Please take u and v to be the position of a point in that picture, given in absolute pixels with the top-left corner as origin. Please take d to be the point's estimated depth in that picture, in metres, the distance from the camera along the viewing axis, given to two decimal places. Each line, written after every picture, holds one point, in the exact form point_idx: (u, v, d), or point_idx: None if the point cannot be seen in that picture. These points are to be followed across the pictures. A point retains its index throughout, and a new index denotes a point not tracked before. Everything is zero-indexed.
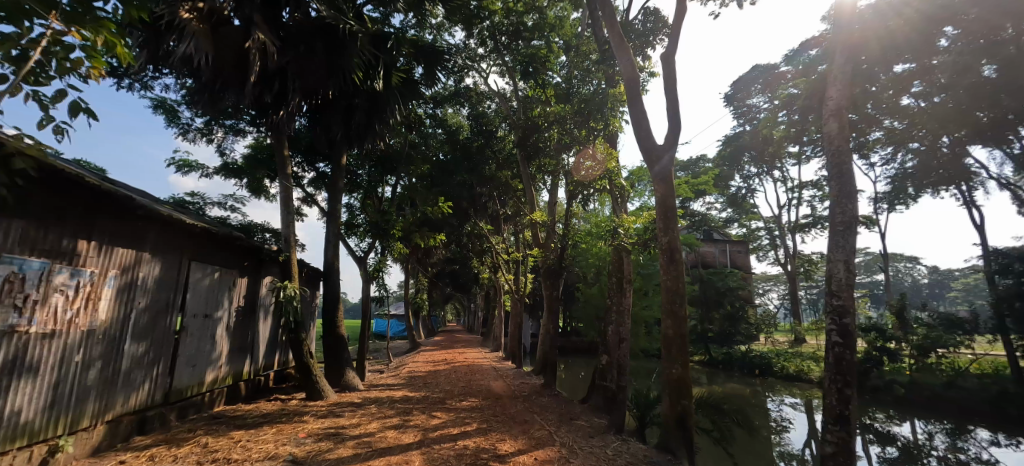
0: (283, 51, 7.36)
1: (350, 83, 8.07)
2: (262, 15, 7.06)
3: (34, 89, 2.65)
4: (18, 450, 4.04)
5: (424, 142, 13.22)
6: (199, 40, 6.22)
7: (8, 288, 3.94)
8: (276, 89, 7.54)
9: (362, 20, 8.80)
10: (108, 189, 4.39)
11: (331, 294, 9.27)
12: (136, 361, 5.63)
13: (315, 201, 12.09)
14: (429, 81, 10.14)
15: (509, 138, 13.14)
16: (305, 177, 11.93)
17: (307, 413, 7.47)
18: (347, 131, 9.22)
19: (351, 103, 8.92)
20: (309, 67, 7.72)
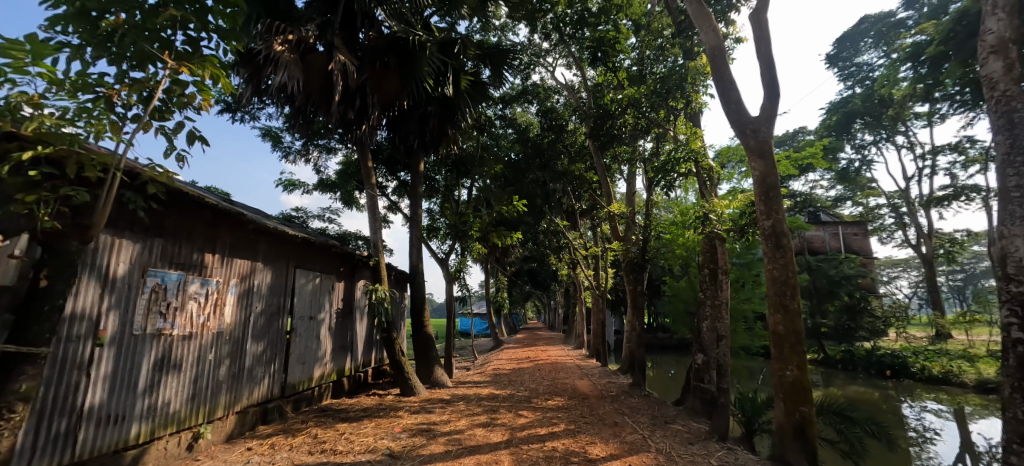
0: (361, 69, 7.73)
1: (423, 91, 8.22)
2: (340, 37, 7.50)
3: (160, 124, 3.05)
4: (167, 436, 4.61)
5: (496, 143, 13.53)
6: (291, 69, 6.67)
7: (153, 297, 4.50)
8: (357, 105, 7.86)
9: (429, 30, 8.95)
10: (224, 207, 4.83)
11: (418, 295, 9.60)
12: (257, 359, 6.21)
13: (399, 207, 12.68)
14: (497, 82, 10.08)
15: (582, 130, 12.71)
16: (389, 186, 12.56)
17: (401, 409, 7.77)
18: (422, 138, 9.49)
19: (425, 111, 9.06)
20: (385, 82, 8.04)
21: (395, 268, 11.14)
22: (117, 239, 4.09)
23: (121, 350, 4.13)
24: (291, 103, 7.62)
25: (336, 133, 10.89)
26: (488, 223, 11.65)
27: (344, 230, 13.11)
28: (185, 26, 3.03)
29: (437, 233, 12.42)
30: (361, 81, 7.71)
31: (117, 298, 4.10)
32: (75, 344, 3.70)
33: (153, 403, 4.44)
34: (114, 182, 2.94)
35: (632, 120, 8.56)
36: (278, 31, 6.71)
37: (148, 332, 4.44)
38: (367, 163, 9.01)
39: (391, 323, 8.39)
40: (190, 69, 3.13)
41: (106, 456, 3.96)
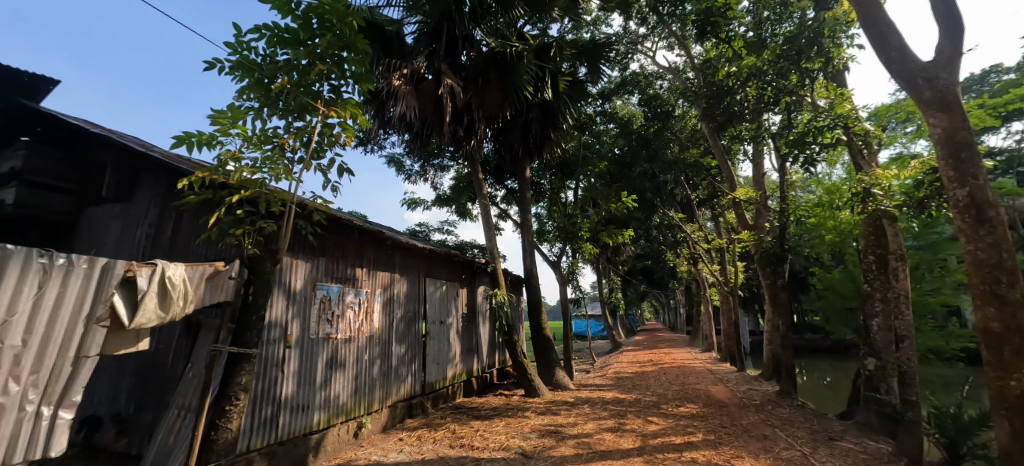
0: (466, 88, 8.21)
1: (523, 100, 8.48)
2: (446, 62, 8.09)
3: (318, 162, 3.72)
4: (339, 424, 5.44)
5: (597, 141, 13.03)
6: (407, 99, 7.32)
7: (322, 307, 5.35)
8: (465, 122, 8.34)
9: (525, 39, 9.21)
10: (368, 227, 5.54)
11: (535, 298, 9.82)
12: (401, 359, 6.96)
13: (509, 215, 13.16)
14: (594, 77, 9.92)
15: (692, 113, 11.79)
16: (498, 195, 13.11)
17: (528, 409, 8.04)
18: (526, 146, 9.74)
19: (527, 118, 9.31)
20: (487, 97, 8.46)
21: (510, 272, 11.56)
22: (294, 259, 4.97)
23: (303, 351, 5.00)
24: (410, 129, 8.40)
25: (448, 151, 11.78)
26: (597, 223, 11.40)
27: (461, 241, 14.07)
28: (329, 79, 3.73)
29: (547, 236, 12.57)
30: (467, 100, 8.21)
31: (297, 308, 4.97)
32: (273, 346, 4.58)
33: (327, 395, 5.28)
34: (291, 212, 3.74)
35: (753, 92, 7.64)
36: (395, 68, 7.54)
37: (321, 336, 5.30)
38: (478, 176, 9.54)
39: (512, 326, 8.73)
40: (334, 112, 3.77)
41: (299, 437, 4.82)
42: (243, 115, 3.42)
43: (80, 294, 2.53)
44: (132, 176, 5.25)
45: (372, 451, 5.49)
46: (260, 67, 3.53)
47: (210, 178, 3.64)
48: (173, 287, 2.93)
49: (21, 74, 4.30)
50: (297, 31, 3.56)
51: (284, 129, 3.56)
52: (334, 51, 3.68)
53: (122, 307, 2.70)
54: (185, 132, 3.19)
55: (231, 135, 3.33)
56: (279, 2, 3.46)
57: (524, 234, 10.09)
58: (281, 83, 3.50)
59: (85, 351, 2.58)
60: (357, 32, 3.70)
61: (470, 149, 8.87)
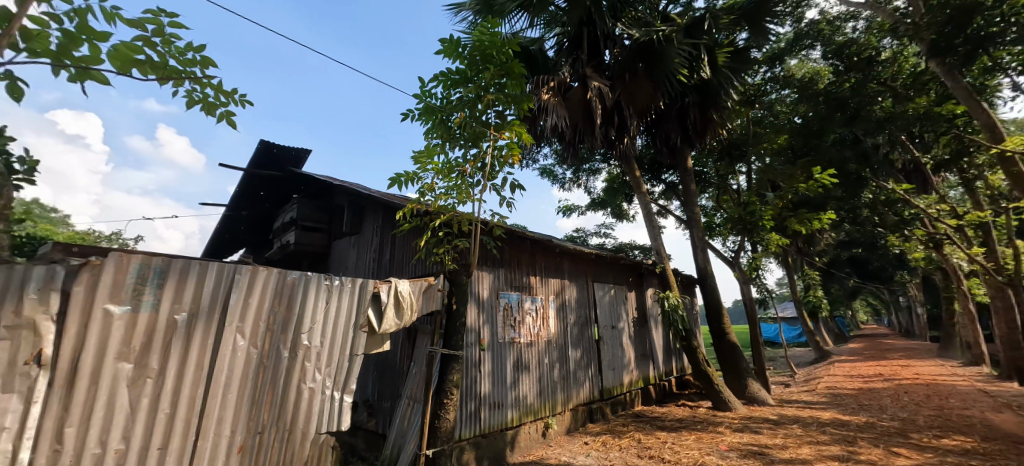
0: (613, 87, 7.88)
1: (677, 85, 7.93)
2: (589, 66, 7.79)
3: (492, 183, 4.15)
4: (529, 423, 5.81)
5: (771, 112, 10.48)
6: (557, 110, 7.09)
7: (506, 314, 5.76)
8: (616, 122, 7.99)
9: (670, 19, 8.55)
10: (538, 236, 5.75)
11: (714, 300, 8.80)
12: (579, 364, 7.02)
13: (670, 211, 12.20)
14: (759, 40, 8.67)
15: (909, 53, 9.18)
16: (657, 189, 11.99)
17: (720, 423, 7.09)
18: (685, 134, 8.88)
19: (683, 104, 8.58)
20: (636, 90, 7.93)
21: (681, 272, 10.59)
22: (480, 270, 5.49)
23: (494, 353, 5.48)
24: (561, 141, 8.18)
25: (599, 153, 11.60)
26: (783, 208, 8.46)
27: (621, 242, 13.57)
28: (494, 106, 4.13)
29: (717, 229, 11.21)
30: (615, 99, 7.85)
31: (486, 315, 5.46)
32: (471, 348, 5.15)
33: (517, 395, 5.68)
34: (478, 230, 4.20)
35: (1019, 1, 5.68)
36: (543, 82, 7.29)
37: (507, 340, 5.71)
38: (635, 174, 9.05)
39: (690, 331, 8.04)
40: (501, 136, 4.15)
41: (497, 432, 5.29)
42: (435, 151, 4.06)
43: (349, 306, 3.29)
44: (360, 214, 6.69)
45: (561, 451, 5.67)
46: (441, 108, 4.12)
47: (416, 208, 4.34)
48: (404, 300, 3.60)
49: (287, 149, 6.29)
50: (464, 71, 4.05)
51: (464, 158, 4.09)
52: (495, 80, 4.08)
53: (373, 316, 3.41)
54: (397, 173, 3.95)
55: (429, 170, 3.98)
56: (449, 49, 3.99)
57: (693, 227, 9.00)
58: (460, 118, 4.04)
59: (355, 349, 3.30)
60: (513, 58, 4.05)
61: (624, 149, 8.42)
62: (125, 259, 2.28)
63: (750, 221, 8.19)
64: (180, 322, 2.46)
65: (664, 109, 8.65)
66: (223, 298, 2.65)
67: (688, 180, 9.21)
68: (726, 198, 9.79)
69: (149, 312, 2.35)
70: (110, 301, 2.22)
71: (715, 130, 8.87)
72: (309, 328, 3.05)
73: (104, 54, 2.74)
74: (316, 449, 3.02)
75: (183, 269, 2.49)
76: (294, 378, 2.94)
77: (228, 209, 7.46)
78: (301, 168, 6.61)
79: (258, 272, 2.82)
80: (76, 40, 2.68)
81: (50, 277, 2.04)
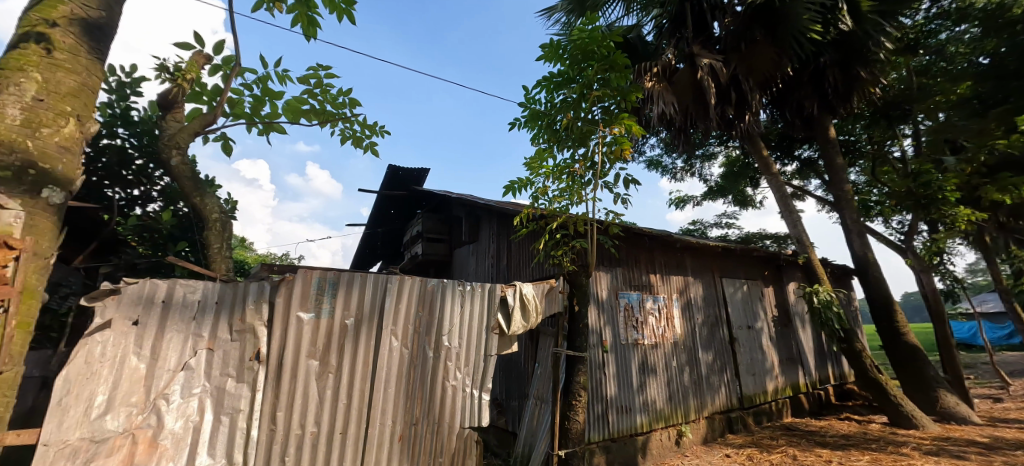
0: (727, 61, 7.15)
1: (807, 46, 6.86)
2: (696, 43, 7.12)
3: (604, 181, 4.09)
4: (660, 429, 5.49)
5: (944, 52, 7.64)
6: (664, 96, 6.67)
7: (627, 315, 5.58)
8: (734, 98, 7.27)
9: None
10: (655, 232, 5.46)
11: (880, 293, 7.36)
12: (711, 368, 6.45)
13: (808, 191, 10.58)
14: None
15: None
16: (788, 169, 10.59)
17: (904, 445, 5.75)
18: (822, 101, 7.74)
19: (819, 65, 7.37)
20: (756, 60, 7.10)
21: (830, 262, 9.07)
22: (598, 271, 5.39)
23: (618, 355, 5.32)
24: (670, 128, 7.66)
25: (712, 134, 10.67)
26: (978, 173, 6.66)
27: (747, 233, 12.15)
28: (600, 103, 4.06)
29: (875, 209, 9.37)
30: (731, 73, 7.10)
31: (607, 316, 5.35)
32: (594, 350, 5.09)
33: (645, 399, 5.43)
34: (594, 230, 4.18)
35: None
36: (645, 70, 6.85)
37: (630, 342, 5.52)
38: (760, 154, 8.06)
39: (848, 331, 6.95)
40: (610, 131, 4.06)
41: (627, 437, 5.10)
42: (545, 155, 4.15)
43: (481, 310, 3.48)
44: (477, 224, 7.11)
45: (699, 462, 5.22)
46: (546, 112, 4.20)
47: (531, 212, 4.45)
48: (529, 302, 3.72)
49: (410, 171, 7.01)
50: (566, 71, 4.05)
51: (573, 158, 4.10)
52: (599, 76, 4.01)
53: (502, 319, 3.57)
54: (511, 181, 4.12)
55: (541, 174, 4.08)
56: (549, 53, 4.06)
57: (843, 209, 7.66)
58: (567, 119, 4.06)
59: (489, 350, 3.47)
60: (615, 51, 3.94)
61: (745, 128, 7.62)
62: (309, 275, 2.78)
63: (925, 195, 6.63)
64: (348, 326, 2.90)
65: (794, 76, 7.58)
66: (379, 304, 3.04)
67: (831, 154, 7.87)
68: (887, 169, 8.06)
69: (327, 318, 2.83)
70: (300, 309, 2.73)
71: (863, 91, 7.51)
72: (448, 330, 3.30)
73: (280, 111, 3.36)
74: (461, 442, 3.23)
75: (349, 280, 2.94)
76: (439, 376, 3.21)
77: (368, 227, 8.60)
78: (423, 186, 7.29)
79: (405, 280, 3.17)
80: (262, 100, 3.32)
81: (262, 291, 2.63)
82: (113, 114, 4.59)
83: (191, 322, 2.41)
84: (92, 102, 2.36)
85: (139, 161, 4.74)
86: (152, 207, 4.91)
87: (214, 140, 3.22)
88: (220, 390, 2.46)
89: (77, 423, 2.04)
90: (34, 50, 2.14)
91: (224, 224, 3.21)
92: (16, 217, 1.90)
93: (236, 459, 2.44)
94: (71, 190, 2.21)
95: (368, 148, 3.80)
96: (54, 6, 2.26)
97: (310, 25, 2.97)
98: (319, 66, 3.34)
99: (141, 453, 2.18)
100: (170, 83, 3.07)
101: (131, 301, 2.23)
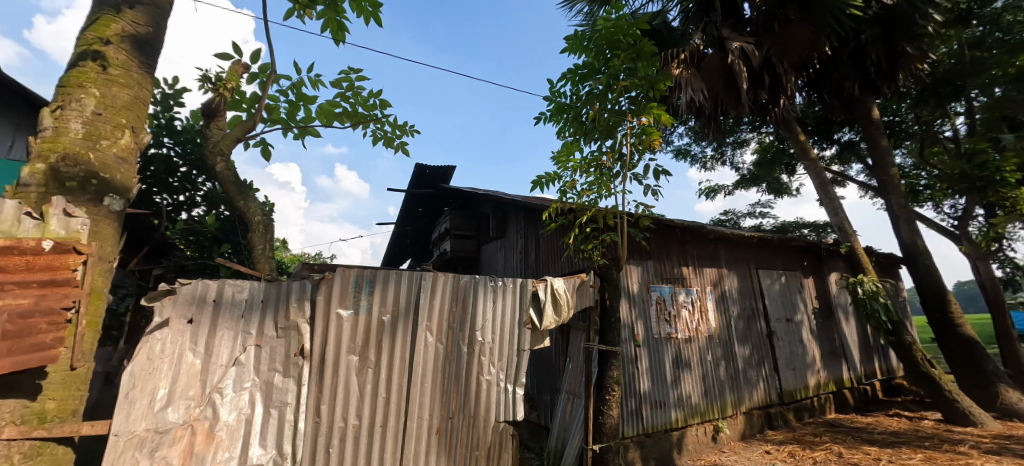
0: (759, 44, 6.87)
1: (847, 23, 6.50)
2: (726, 26, 6.86)
3: (634, 173, 4.02)
4: (696, 425, 5.39)
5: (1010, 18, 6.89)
6: (693, 83, 6.49)
7: (659, 308, 5.49)
8: (767, 82, 6.99)
9: None
10: (687, 223, 5.33)
11: (932, 283, 6.95)
12: (748, 362, 6.27)
13: (849, 177, 10.05)
14: None
15: None
16: (827, 154, 10.10)
17: (961, 443, 5.42)
18: (864, 80, 7.35)
19: (860, 42, 6.98)
20: (790, 41, 6.80)
21: (875, 251, 8.62)
22: (628, 265, 5.32)
23: (651, 350, 5.24)
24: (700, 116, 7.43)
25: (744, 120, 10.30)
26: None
27: (783, 222, 11.68)
28: (627, 93, 3.98)
29: (925, 194, 8.82)
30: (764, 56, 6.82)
31: (639, 310, 5.28)
32: (626, 345, 5.03)
33: (680, 394, 5.33)
34: (624, 223, 4.12)
35: None
36: (672, 57, 6.66)
37: (663, 336, 5.43)
38: (797, 139, 7.72)
39: (897, 324, 6.60)
40: (638, 120, 3.98)
41: (662, 432, 5.03)
42: (572, 148, 4.11)
43: (513, 305, 3.50)
44: (504, 219, 7.13)
45: (738, 459, 5.10)
46: (572, 104, 4.16)
47: (560, 207, 4.43)
48: (561, 298, 3.71)
49: (436, 169, 7.10)
50: (591, 63, 4.01)
51: (601, 150, 4.04)
52: (625, 66, 3.93)
53: (534, 314, 3.58)
54: (539, 176, 4.12)
55: (569, 168, 4.05)
56: (574, 45, 4.02)
57: (889, 194, 7.25)
58: (593, 111, 4.01)
59: (522, 345, 3.49)
60: (641, 39, 3.86)
61: (780, 112, 7.33)
62: (346, 273, 2.86)
63: (981, 177, 6.16)
64: (386, 323, 2.98)
65: (832, 56, 7.21)
66: (415, 300, 3.10)
67: (874, 136, 7.45)
68: (938, 149, 7.56)
69: (365, 315, 2.91)
70: (339, 306, 2.82)
71: (909, 67, 7.08)
72: (481, 326, 3.34)
73: (315, 114, 3.48)
74: (497, 435, 3.27)
75: (384, 277, 3.01)
76: (474, 371, 3.25)
77: (397, 225, 8.77)
78: (450, 184, 7.37)
79: (438, 277, 3.22)
80: (297, 105, 3.45)
81: (304, 290, 2.73)
82: (159, 124, 4.84)
83: (240, 320, 2.53)
84: (144, 115, 2.50)
85: (184, 168, 5.00)
86: (197, 211, 5.17)
87: (253, 145, 3.39)
88: (269, 384, 2.58)
89: (143, 415, 2.20)
90: (92, 67, 2.29)
91: (267, 226, 3.36)
92: (83, 224, 2.06)
93: (286, 450, 2.55)
94: (129, 198, 2.35)
95: (399, 148, 3.88)
96: (108, 24, 2.40)
97: (339, 30, 3.06)
98: (351, 70, 3.46)
99: (200, 443, 2.32)
100: (212, 93, 3.21)
101: (185, 300, 2.37)
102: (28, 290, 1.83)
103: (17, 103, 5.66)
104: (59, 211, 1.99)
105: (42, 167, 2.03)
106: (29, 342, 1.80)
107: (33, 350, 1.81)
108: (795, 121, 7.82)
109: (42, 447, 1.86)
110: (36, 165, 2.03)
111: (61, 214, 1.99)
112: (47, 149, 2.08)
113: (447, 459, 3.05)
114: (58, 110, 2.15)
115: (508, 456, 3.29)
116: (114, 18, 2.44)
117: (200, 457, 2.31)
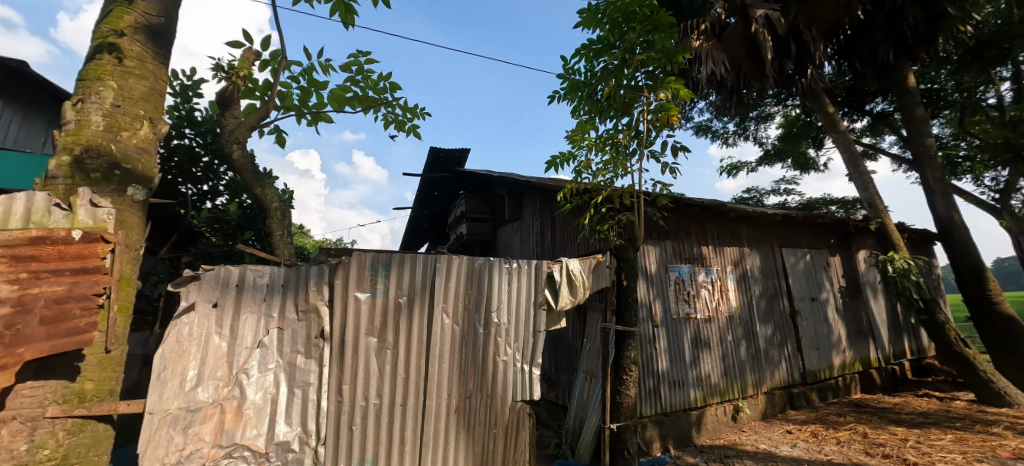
0: (785, 10, 6.53)
1: None
2: None
3: (651, 150, 3.91)
4: (715, 404, 5.36)
5: None
6: (713, 55, 6.23)
7: (678, 288, 5.42)
8: (793, 51, 6.64)
9: None
10: (706, 203, 5.19)
11: (969, 259, 6.65)
12: (770, 342, 6.17)
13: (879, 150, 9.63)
14: None
15: None
16: (858, 126, 9.61)
17: (995, 424, 5.25)
18: (900, 46, 6.92)
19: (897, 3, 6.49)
20: (819, 7, 6.46)
21: (908, 227, 8.27)
22: (645, 244, 5.24)
23: (669, 330, 5.19)
24: (723, 90, 7.19)
25: (768, 93, 9.91)
26: None
27: (809, 198, 11.29)
28: (644, 67, 3.84)
29: (964, 166, 8.31)
30: (790, 23, 6.49)
31: (656, 290, 5.21)
32: (645, 325, 4.99)
33: (699, 374, 5.30)
34: (640, 202, 4.02)
35: None
36: (691, 28, 6.42)
37: (682, 316, 5.36)
38: (826, 111, 7.37)
39: (929, 301, 6.36)
40: (656, 95, 3.82)
41: (681, 411, 5.01)
42: (587, 126, 4.03)
43: (528, 285, 3.49)
44: (520, 200, 7.09)
45: (758, 438, 5.05)
46: (587, 82, 4.07)
47: (575, 187, 4.34)
48: (577, 279, 3.68)
49: (451, 152, 7.06)
50: (606, 38, 3.89)
51: (617, 128, 3.94)
52: (641, 39, 3.77)
53: (549, 295, 3.56)
54: (553, 156, 4.05)
55: (584, 146, 3.98)
56: (588, 19, 3.89)
57: (925, 167, 6.88)
58: (607, 88, 3.88)
59: (538, 326, 3.50)
60: (658, 10, 3.69)
61: (807, 84, 6.98)
62: (362, 257, 2.90)
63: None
64: (402, 304, 3.03)
65: (865, 20, 6.80)
66: (430, 283, 3.13)
67: (910, 105, 7.06)
68: (978, 118, 7.13)
69: (382, 297, 2.96)
70: (356, 290, 2.87)
71: (949, 30, 6.62)
72: (497, 307, 3.36)
73: (326, 100, 3.49)
74: (514, 414, 3.32)
75: (400, 260, 3.04)
76: (491, 351, 3.29)
77: (414, 209, 8.81)
78: (463, 167, 7.34)
79: (453, 260, 3.22)
80: (309, 92, 3.45)
81: (322, 274, 2.78)
82: (180, 116, 4.97)
83: (262, 303, 2.61)
84: (161, 106, 2.54)
85: (206, 158, 5.14)
86: (220, 201, 5.32)
87: (268, 133, 3.42)
88: (292, 365, 2.66)
89: (175, 394, 2.31)
90: (108, 59, 2.33)
91: (284, 213, 3.41)
92: (109, 214, 2.13)
93: (310, 428, 2.65)
94: (152, 187, 2.41)
95: (410, 132, 3.88)
96: (121, 16, 2.43)
97: (347, 12, 3.00)
98: (359, 53, 3.43)
99: (229, 421, 2.44)
100: (226, 81, 3.23)
101: (210, 285, 2.45)
102: (61, 277, 1.94)
103: (45, 98, 5.88)
104: (85, 201, 2.07)
105: (67, 159, 2.10)
106: (65, 327, 1.90)
107: (70, 334, 1.90)
108: (823, 91, 7.46)
109: (83, 424, 1.99)
110: (62, 158, 2.10)
111: (88, 205, 2.07)
112: (71, 142, 2.13)
113: (466, 438, 3.12)
114: (78, 103, 2.20)
115: (525, 434, 3.35)
116: (126, 9, 2.46)
117: (229, 435, 2.43)
